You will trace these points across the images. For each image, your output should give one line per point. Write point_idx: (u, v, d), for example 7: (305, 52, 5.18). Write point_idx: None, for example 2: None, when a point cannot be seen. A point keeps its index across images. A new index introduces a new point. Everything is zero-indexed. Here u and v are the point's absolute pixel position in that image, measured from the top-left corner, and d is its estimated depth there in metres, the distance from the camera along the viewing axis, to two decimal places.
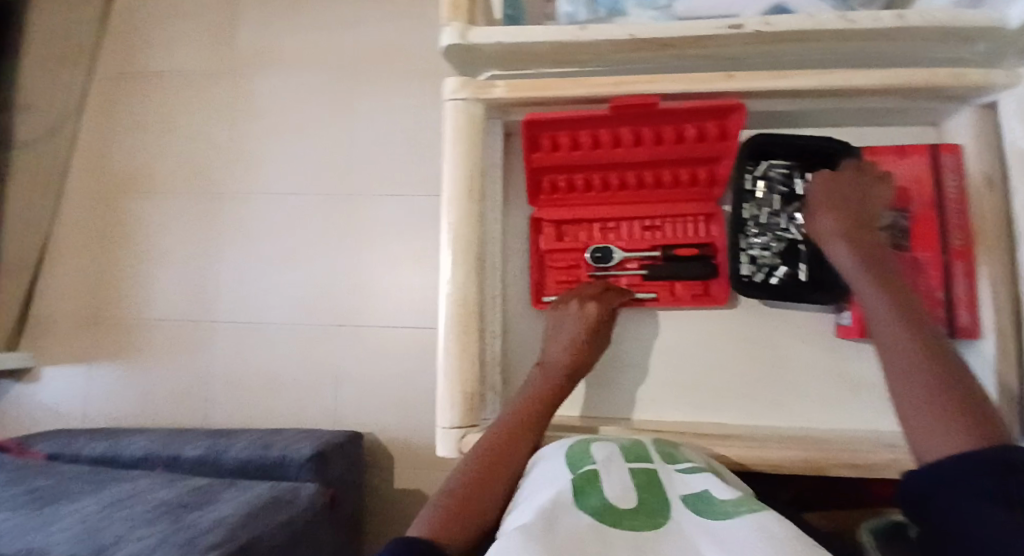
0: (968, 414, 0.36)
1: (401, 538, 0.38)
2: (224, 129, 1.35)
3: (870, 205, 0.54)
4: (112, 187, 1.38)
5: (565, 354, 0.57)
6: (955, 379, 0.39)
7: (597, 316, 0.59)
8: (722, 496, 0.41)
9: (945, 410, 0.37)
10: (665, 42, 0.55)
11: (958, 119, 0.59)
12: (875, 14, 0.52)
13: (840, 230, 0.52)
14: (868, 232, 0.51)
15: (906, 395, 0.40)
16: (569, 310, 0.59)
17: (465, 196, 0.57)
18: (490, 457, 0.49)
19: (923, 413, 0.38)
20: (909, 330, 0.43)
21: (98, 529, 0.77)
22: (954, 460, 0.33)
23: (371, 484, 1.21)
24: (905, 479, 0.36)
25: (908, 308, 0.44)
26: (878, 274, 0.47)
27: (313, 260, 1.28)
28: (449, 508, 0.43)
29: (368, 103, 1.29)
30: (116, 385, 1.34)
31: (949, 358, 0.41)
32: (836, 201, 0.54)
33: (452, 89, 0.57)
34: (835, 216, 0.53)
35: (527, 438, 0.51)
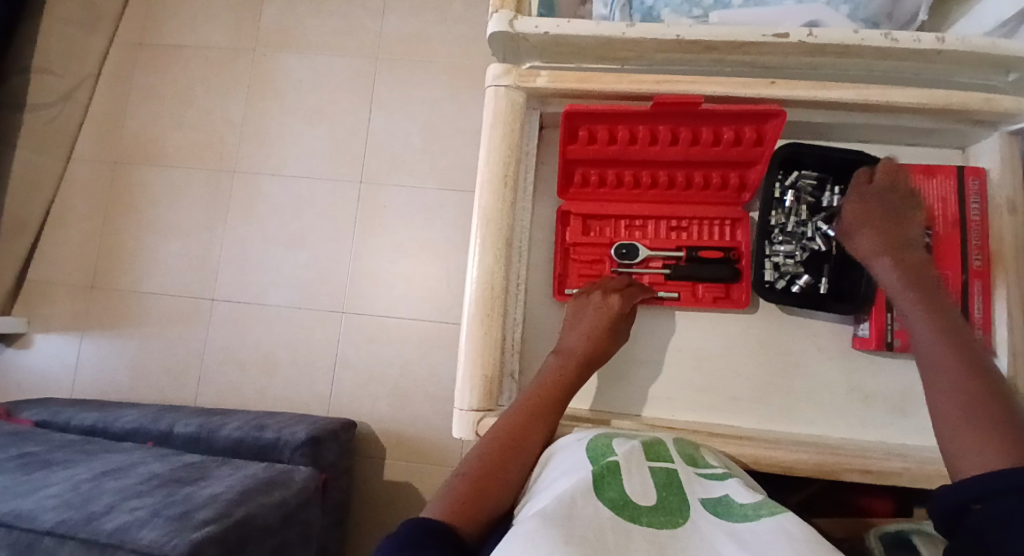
0: (1002, 434, 0.37)
1: (419, 519, 0.38)
2: (240, 108, 1.35)
3: (909, 220, 0.54)
4: (122, 156, 1.37)
5: (585, 343, 0.57)
6: (995, 401, 0.40)
7: (619, 307, 0.59)
8: (742, 498, 0.41)
9: (979, 431, 0.39)
10: (709, 46, 0.56)
11: (986, 145, 0.61)
12: (916, 35, 0.54)
13: (879, 250, 0.53)
14: (909, 250, 0.52)
15: (946, 415, 0.42)
16: (592, 303, 0.59)
17: (499, 182, 0.57)
18: (508, 439, 0.49)
19: (955, 432, 0.40)
20: (946, 351, 0.45)
21: (89, 497, 0.76)
22: (981, 478, 0.35)
23: (361, 473, 1.20)
24: (939, 496, 0.37)
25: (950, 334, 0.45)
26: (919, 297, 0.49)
27: (319, 245, 1.27)
28: (467, 489, 0.43)
29: (387, 92, 1.29)
30: (110, 355, 1.32)
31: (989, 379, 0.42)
32: (874, 219, 0.54)
33: (495, 75, 0.58)
34: (872, 234, 0.54)
35: (546, 424, 0.51)
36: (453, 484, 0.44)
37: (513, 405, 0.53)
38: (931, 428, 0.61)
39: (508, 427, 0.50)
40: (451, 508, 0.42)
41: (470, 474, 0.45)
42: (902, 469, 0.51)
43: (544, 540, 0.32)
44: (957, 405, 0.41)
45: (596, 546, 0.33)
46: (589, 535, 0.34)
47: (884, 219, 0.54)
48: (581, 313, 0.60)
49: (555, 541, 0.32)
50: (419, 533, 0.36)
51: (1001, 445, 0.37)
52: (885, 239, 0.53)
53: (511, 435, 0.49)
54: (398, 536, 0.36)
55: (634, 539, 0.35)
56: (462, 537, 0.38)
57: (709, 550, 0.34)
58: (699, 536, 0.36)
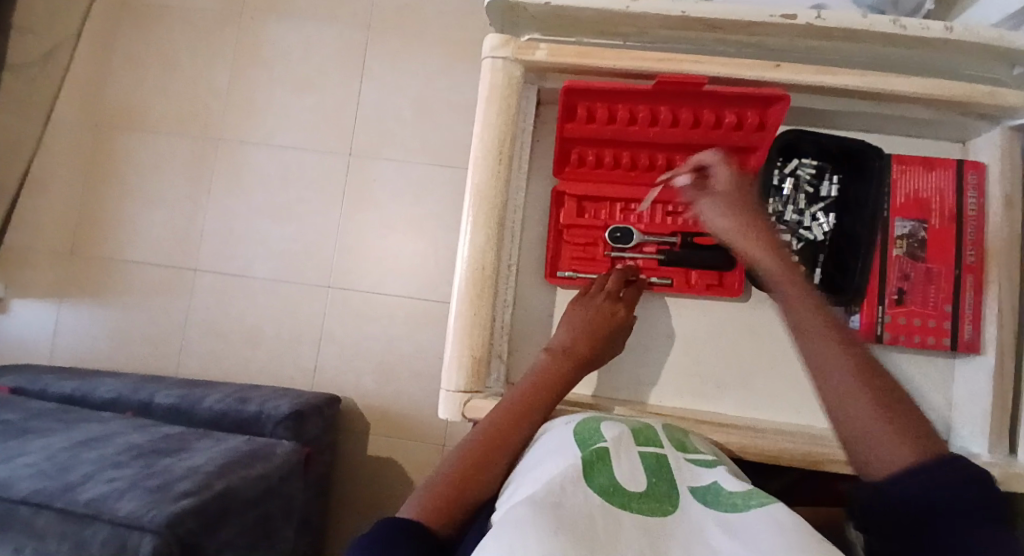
0: (896, 416, 0.34)
1: (397, 518, 0.38)
2: (226, 73, 1.29)
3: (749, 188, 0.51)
4: (102, 119, 1.32)
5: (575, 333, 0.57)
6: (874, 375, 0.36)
7: (619, 313, 0.59)
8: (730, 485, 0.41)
9: (879, 420, 0.34)
10: (714, 24, 0.54)
11: (986, 139, 0.60)
12: (925, 23, 0.52)
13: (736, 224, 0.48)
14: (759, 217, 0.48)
15: (842, 413, 0.35)
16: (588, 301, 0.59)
17: (494, 159, 0.55)
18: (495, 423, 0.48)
19: (855, 431, 0.34)
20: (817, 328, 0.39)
21: (66, 467, 0.74)
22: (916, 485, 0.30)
23: (345, 447, 1.20)
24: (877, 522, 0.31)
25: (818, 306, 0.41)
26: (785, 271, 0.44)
27: (306, 217, 1.24)
28: (448, 482, 0.43)
29: (379, 62, 1.25)
30: (90, 324, 1.29)
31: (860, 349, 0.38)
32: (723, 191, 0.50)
33: (492, 46, 0.56)
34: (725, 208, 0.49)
35: (536, 412, 0.49)
36: (436, 476, 0.44)
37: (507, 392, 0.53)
38: None
39: (494, 417, 0.49)
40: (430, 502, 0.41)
41: (454, 464, 0.45)
42: None
43: (533, 529, 0.32)
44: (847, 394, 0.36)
45: (587, 537, 0.32)
46: (579, 524, 0.33)
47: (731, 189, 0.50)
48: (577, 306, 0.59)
49: (546, 530, 0.32)
50: (394, 530, 0.37)
51: (901, 434, 0.33)
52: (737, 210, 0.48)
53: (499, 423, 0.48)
54: (372, 535, 0.37)
55: (624, 527, 0.34)
56: (439, 534, 0.39)
57: (700, 542, 0.33)
58: (690, 525, 0.36)
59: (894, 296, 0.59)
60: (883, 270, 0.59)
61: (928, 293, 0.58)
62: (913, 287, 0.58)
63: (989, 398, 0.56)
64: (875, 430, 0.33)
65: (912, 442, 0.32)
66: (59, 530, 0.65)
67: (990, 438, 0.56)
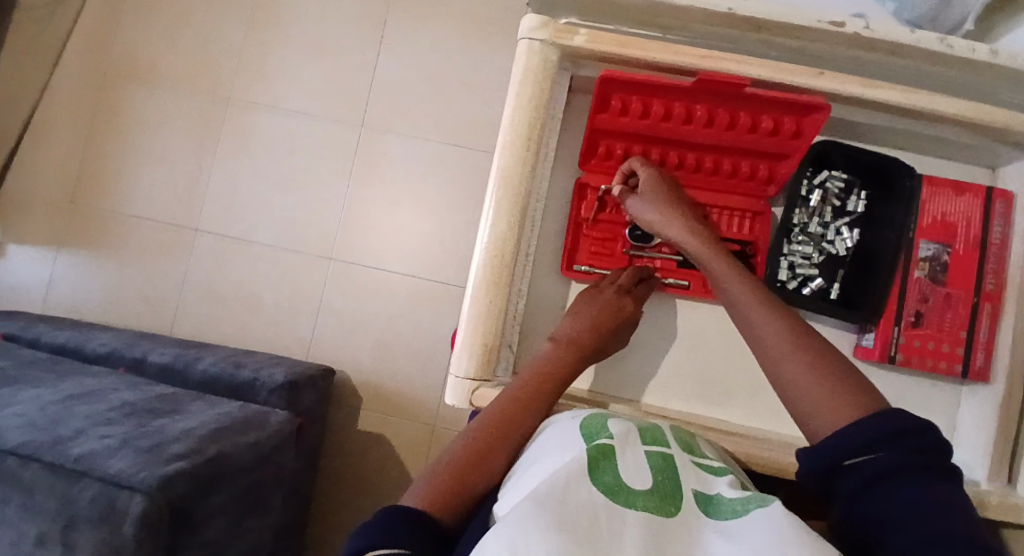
0: (830, 376, 0.40)
1: (397, 506, 0.38)
2: (240, 30, 1.26)
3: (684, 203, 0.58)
4: (110, 66, 1.28)
5: (586, 331, 0.56)
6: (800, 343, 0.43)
7: (630, 310, 0.58)
8: (731, 493, 0.39)
9: (822, 382, 0.40)
10: (760, 25, 0.53)
11: (1017, 168, 0.59)
12: (972, 45, 0.51)
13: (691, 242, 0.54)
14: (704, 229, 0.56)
15: (796, 382, 0.41)
16: (597, 295, 0.59)
17: (521, 144, 0.54)
18: (502, 415, 0.48)
19: (807, 395, 0.40)
20: (762, 314, 0.46)
21: (57, 420, 0.73)
22: (855, 430, 0.36)
23: (335, 420, 1.20)
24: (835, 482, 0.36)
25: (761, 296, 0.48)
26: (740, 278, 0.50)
27: (312, 186, 1.22)
28: (451, 470, 0.43)
29: (399, 34, 1.22)
30: (86, 275, 1.27)
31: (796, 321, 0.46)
32: (669, 211, 0.56)
33: (530, 27, 0.54)
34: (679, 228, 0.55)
35: (541, 402, 0.50)
36: (438, 464, 0.44)
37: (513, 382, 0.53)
38: None
39: (501, 406, 0.49)
40: (431, 492, 0.42)
41: (459, 454, 0.44)
42: None
43: (535, 525, 0.31)
44: (799, 366, 0.42)
45: (592, 537, 0.32)
46: (582, 522, 0.32)
47: (675, 208, 0.56)
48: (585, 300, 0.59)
49: (547, 527, 0.31)
50: (399, 518, 0.36)
51: (842, 389, 0.39)
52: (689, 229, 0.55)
53: (507, 412, 0.48)
54: (375, 521, 0.36)
55: (628, 524, 0.33)
56: (442, 523, 0.39)
57: (703, 550, 0.32)
58: (692, 530, 0.34)
59: (911, 318, 0.58)
60: (902, 290, 0.59)
61: (945, 318, 0.58)
62: (931, 310, 0.58)
63: (996, 427, 0.56)
64: (810, 401, 0.40)
65: (844, 402, 0.38)
66: (48, 483, 0.64)
67: (992, 466, 0.56)
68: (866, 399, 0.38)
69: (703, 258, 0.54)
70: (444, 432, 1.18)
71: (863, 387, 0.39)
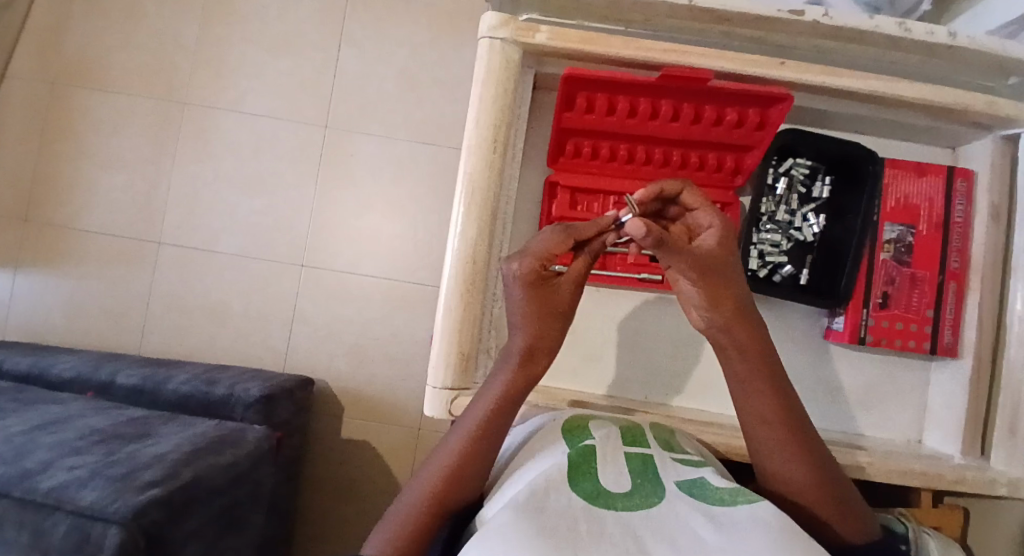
0: (828, 489, 0.43)
1: None
2: (195, 30, 1.21)
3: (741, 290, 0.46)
4: (58, 74, 1.22)
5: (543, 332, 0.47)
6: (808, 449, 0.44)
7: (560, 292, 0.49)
8: (716, 481, 0.39)
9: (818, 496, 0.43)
10: (721, 16, 0.53)
11: (977, 148, 0.61)
12: (931, 28, 0.52)
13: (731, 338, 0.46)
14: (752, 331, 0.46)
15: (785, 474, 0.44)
16: (581, 283, 0.50)
17: (488, 146, 0.53)
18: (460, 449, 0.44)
19: (796, 488, 0.43)
20: (774, 413, 0.45)
21: (22, 453, 0.70)
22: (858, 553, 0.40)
23: (317, 430, 1.18)
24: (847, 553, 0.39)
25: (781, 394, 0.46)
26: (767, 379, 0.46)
27: (279, 191, 1.19)
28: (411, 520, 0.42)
29: (360, 29, 1.19)
30: (44, 295, 1.22)
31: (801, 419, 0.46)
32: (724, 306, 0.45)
33: (491, 25, 0.53)
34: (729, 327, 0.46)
35: (504, 419, 0.46)
36: (402, 506, 0.43)
37: (478, 393, 0.48)
38: (887, 422, 0.64)
39: (463, 437, 0.45)
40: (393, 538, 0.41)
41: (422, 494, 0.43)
42: (865, 463, 0.53)
43: (515, 534, 0.31)
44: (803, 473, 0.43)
45: (569, 538, 0.31)
46: (561, 526, 0.32)
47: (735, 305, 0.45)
48: (570, 278, 0.49)
49: (531, 538, 0.30)
50: None
51: (831, 502, 0.43)
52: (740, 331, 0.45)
53: (471, 444, 0.44)
54: None
55: (608, 525, 0.33)
56: None
57: (684, 534, 0.32)
58: (673, 517, 0.34)
59: (879, 300, 0.60)
60: (869, 273, 0.60)
61: (912, 298, 0.60)
62: (898, 291, 0.60)
63: (964, 404, 0.58)
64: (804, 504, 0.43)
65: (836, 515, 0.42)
66: (17, 518, 0.61)
67: (961, 441, 0.58)
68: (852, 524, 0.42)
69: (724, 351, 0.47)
70: (429, 435, 1.17)
71: (847, 500, 0.43)
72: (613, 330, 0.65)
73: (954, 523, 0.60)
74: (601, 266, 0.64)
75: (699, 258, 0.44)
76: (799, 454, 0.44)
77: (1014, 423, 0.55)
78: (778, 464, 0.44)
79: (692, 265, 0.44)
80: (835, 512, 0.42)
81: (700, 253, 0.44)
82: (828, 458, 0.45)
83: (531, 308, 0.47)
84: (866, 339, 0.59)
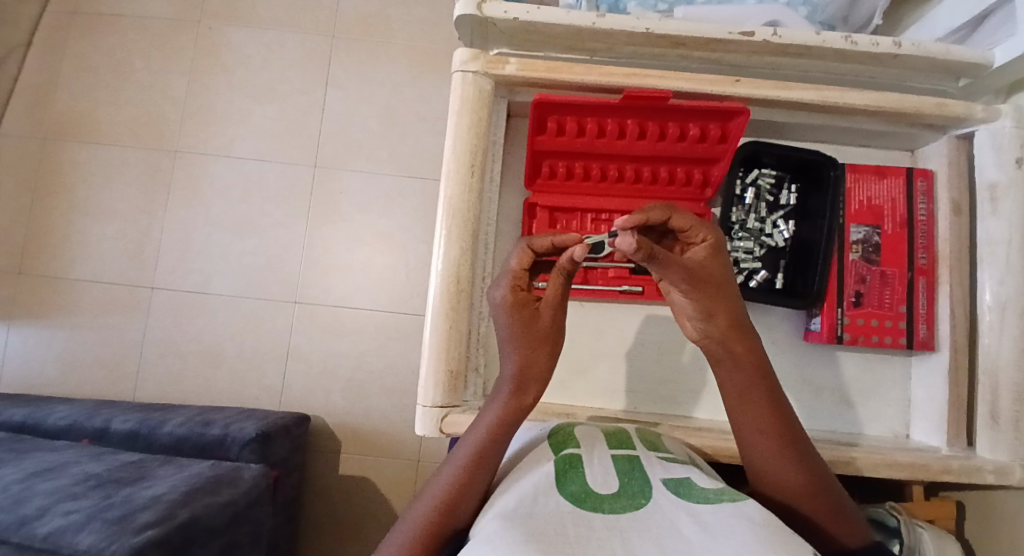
0: (823, 493, 0.43)
1: None
2: (183, 82, 1.25)
3: (730, 293, 0.46)
4: (52, 129, 1.26)
5: (534, 353, 0.48)
6: (802, 452, 0.45)
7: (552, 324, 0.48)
8: (705, 481, 0.38)
9: (815, 500, 0.43)
10: (677, 40, 0.57)
11: (935, 148, 0.65)
12: (874, 39, 0.56)
13: (723, 342, 0.46)
14: (745, 334, 0.46)
15: (782, 478, 0.44)
16: (561, 305, 0.49)
17: (466, 171, 0.56)
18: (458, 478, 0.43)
19: (793, 492, 0.44)
20: (768, 419, 0.45)
21: (19, 501, 0.70)
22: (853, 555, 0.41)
23: (314, 467, 1.17)
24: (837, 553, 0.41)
25: (775, 400, 0.46)
26: (763, 386, 0.46)
27: (270, 231, 1.21)
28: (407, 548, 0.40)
29: (343, 73, 1.24)
30: (38, 347, 1.22)
31: (792, 423, 0.46)
32: (714, 311, 0.45)
33: (462, 60, 0.57)
34: (723, 328, 0.45)
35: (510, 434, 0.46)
36: (397, 532, 0.42)
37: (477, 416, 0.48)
38: (874, 417, 0.65)
39: (461, 461, 0.44)
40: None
41: (417, 520, 0.42)
42: (853, 459, 0.54)
43: (502, 541, 0.30)
44: (799, 476, 0.44)
45: (556, 541, 0.30)
46: (548, 531, 0.31)
47: (725, 309, 0.45)
48: (550, 301, 0.49)
49: (517, 541, 0.30)
50: None
51: (825, 506, 0.43)
52: (730, 333, 0.45)
53: (468, 467, 0.44)
54: None
55: (595, 527, 0.32)
56: None
57: (670, 533, 0.32)
58: (660, 517, 0.34)
59: (853, 298, 0.62)
60: (841, 273, 0.62)
61: (884, 296, 0.62)
62: (869, 289, 0.62)
63: (945, 394, 0.60)
64: (798, 508, 0.43)
65: (830, 518, 0.43)
66: None
67: (948, 431, 0.59)
68: (848, 525, 0.43)
69: (717, 362, 0.47)
70: (428, 465, 1.16)
71: (840, 499, 0.44)
72: (599, 343, 0.67)
73: (947, 514, 0.61)
74: (583, 280, 0.66)
75: (689, 269, 0.43)
76: (786, 453, 0.44)
77: (996, 409, 0.56)
78: (774, 468, 0.45)
79: (685, 276, 0.43)
80: (833, 517, 0.43)
81: (690, 265, 0.43)
82: (818, 457, 0.46)
83: (520, 332, 0.48)
84: (842, 339, 0.62)
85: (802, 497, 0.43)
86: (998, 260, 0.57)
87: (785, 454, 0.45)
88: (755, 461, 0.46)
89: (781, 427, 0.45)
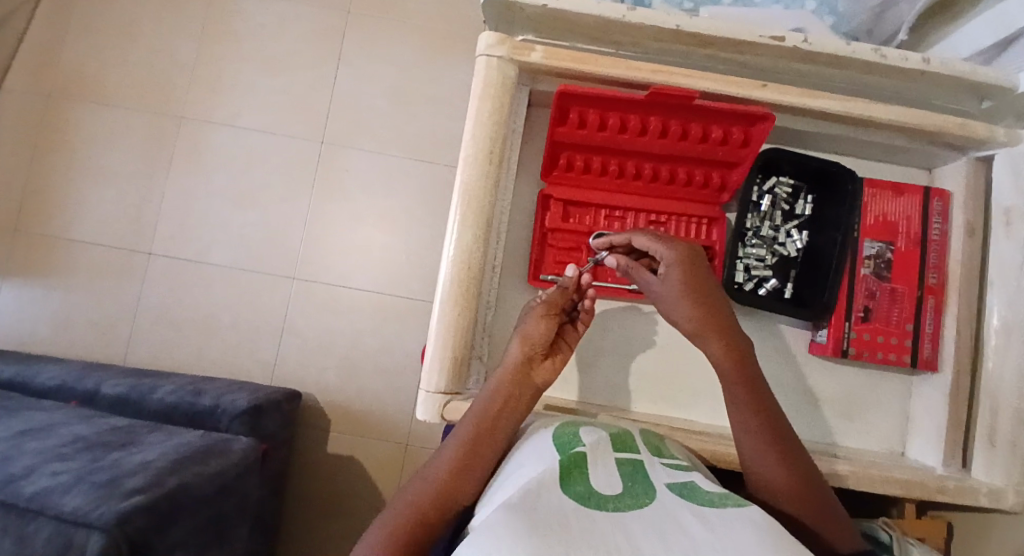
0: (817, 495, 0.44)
1: None
2: (191, 49, 1.23)
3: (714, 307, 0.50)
4: (56, 86, 1.23)
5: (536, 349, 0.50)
6: (794, 455, 0.46)
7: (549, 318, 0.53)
8: (709, 486, 0.38)
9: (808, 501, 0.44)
10: (706, 40, 0.56)
11: (952, 169, 0.64)
12: (905, 54, 0.55)
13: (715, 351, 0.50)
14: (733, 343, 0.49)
15: (776, 478, 0.45)
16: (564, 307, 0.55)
17: (484, 157, 0.55)
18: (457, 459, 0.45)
19: (788, 492, 0.44)
20: (760, 420, 0.47)
21: (6, 459, 0.69)
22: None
23: (304, 444, 1.16)
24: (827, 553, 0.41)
25: (767, 402, 0.48)
26: (755, 389, 0.48)
27: (272, 205, 1.19)
28: (405, 521, 0.41)
29: (355, 50, 1.22)
30: (31, 306, 1.21)
31: (783, 427, 0.48)
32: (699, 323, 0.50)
33: (487, 43, 0.56)
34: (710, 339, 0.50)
35: (508, 422, 0.48)
36: (396, 508, 0.43)
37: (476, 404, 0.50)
38: (870, 431, 0.65)
39: (458, 445, 0.46)
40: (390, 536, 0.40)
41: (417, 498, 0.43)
42: (849, 472, 0.55)
43: (507, 533, 0.30)
44: (793, 476, 0.44)
45: (561, 535, 0.30)
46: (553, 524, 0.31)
47: (710, 321, 0.50)
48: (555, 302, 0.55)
49: (523, 533, 0.30)
50: None
51: (818, 509, 0.44)
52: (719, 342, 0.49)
53: (465, 450, 0.46)
54: None
55: (598, 520, 0.32)
56: None
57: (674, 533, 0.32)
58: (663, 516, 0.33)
59: (861, 313, 0.62)
60: (853, 287, 0.62)
61: (892, 312, 0.62)
62: (879, 305, 0.62)
63: (944, 413, 0.60)
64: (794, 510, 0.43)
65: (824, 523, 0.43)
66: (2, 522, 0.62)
67: (944, 450, 0.59)
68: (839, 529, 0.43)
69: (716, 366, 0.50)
70: (417, 450, 1.16)
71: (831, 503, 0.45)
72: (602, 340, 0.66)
73: (937, 532, 0.63)
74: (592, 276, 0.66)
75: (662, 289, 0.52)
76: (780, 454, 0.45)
77: (993, 431, 0.56)
78: (770, 469, 0.45)
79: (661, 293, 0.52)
80: (826, 522, 0.43)
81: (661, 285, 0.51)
82: (811, 464, 0.46)
83: None
84: (847, 352, 0.61)
85: (797, 499, 0.43)
86: (1007, 284, 0.57)
87: (779, 455, 0.46)
88: (751, 464, 0.47)
89: (774, 428, 0.47)
